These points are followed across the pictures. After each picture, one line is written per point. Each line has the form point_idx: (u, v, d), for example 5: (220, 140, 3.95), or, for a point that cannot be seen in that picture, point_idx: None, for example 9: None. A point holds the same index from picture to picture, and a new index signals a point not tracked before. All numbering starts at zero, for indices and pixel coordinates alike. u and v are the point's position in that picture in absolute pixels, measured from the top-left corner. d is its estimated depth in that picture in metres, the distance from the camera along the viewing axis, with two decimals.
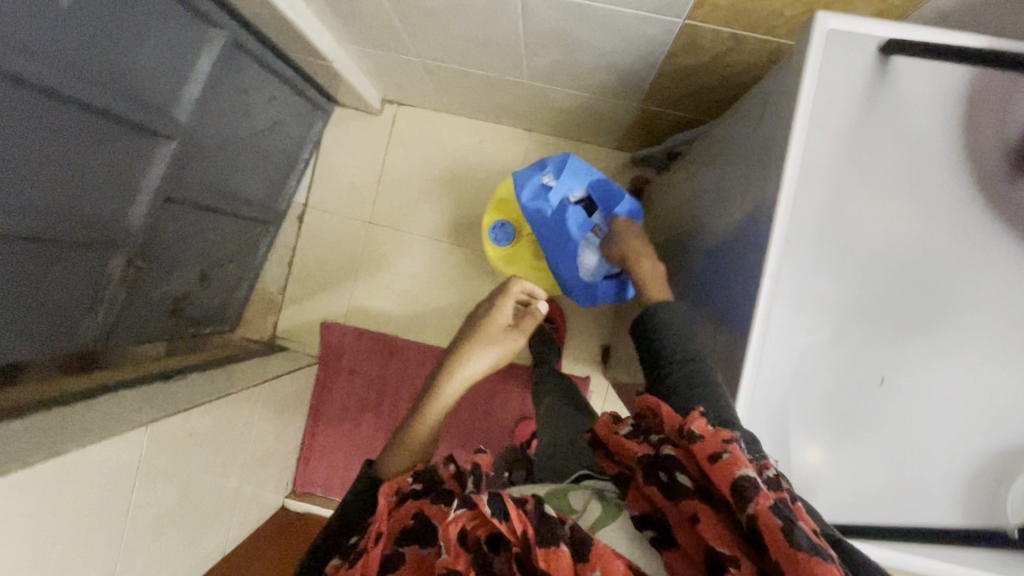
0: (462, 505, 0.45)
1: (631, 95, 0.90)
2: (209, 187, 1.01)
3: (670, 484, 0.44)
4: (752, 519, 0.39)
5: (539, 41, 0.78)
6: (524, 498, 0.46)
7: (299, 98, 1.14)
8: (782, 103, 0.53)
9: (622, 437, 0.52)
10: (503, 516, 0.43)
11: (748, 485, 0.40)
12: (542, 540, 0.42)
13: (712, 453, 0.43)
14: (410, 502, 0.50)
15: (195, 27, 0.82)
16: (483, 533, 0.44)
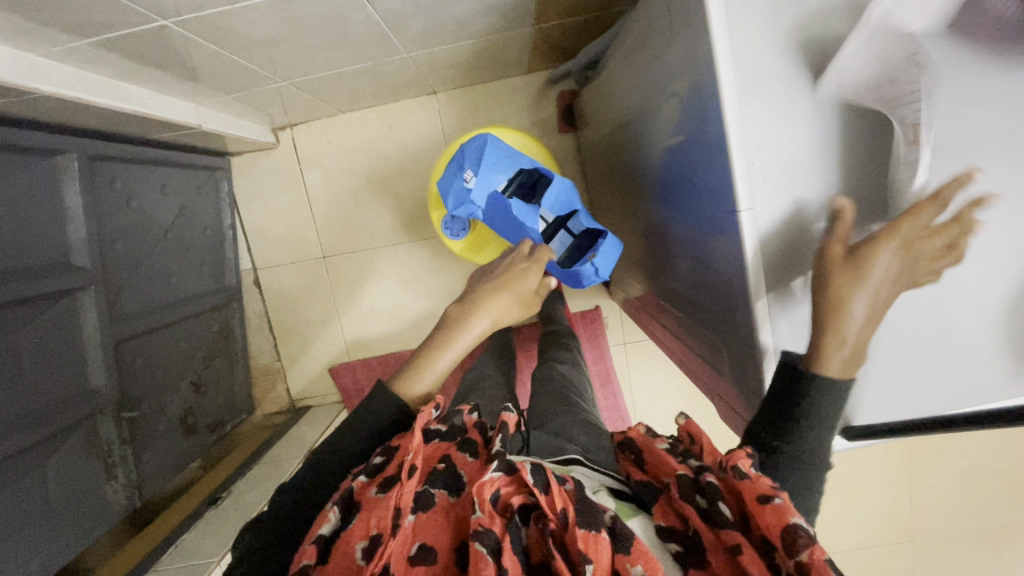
0: (499, 468, 0.42)
1: (520, 24, 0.81)
2: (156, 305, 0.94)
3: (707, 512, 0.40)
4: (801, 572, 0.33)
5: (399, 16, 0.69)
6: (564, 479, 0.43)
7: (188, 169, 1.03)
8: (677, 12, 0.46)
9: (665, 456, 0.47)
10: (543, 488, 0.41)
11: (800, 533, 0.35)
12: (584, 520, 0.38)
13: (762, 495, 0.38)
14: (440, 445, 0.46)
15: (40, 165, 0.73)
16: (517, 501, 0.41)
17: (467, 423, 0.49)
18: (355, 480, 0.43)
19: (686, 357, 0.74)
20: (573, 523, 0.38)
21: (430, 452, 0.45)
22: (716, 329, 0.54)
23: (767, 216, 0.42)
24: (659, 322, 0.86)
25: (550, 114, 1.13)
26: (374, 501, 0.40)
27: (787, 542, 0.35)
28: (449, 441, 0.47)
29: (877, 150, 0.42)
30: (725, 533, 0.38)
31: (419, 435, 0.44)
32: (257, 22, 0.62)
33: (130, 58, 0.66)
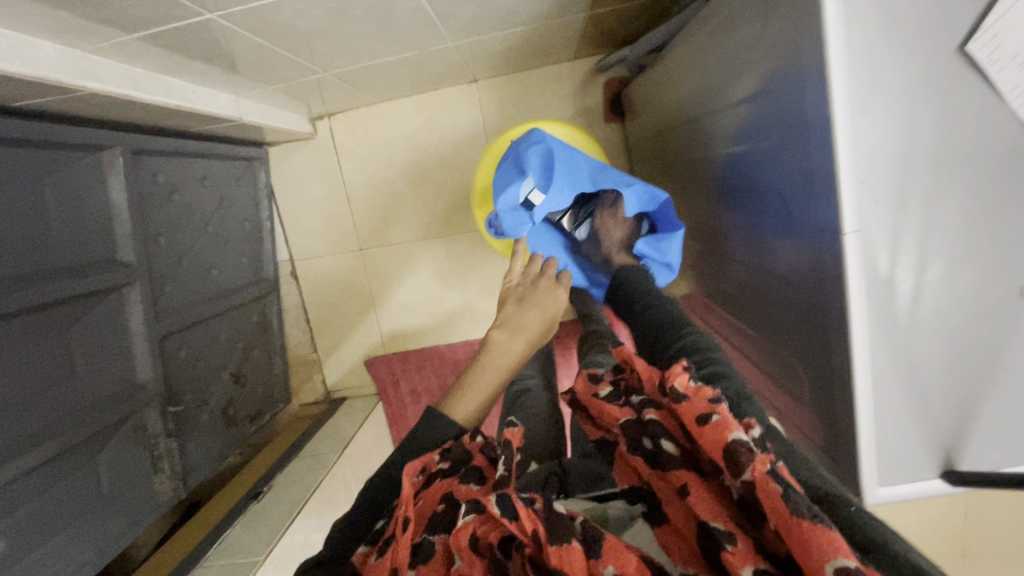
0: (469, 508, 0.38)
1: (573, 9, 0.76)
2: (198, 298, 0.94)
3: (655, 452, 0.38)
4: (750, 492, 0.31)
5: (448, 4, 0.65)
6: (532, 497, 0.39)
7: (227, 160, 1.02)
8: None
9: (599, 399, 0.46)
10: (510, 517, 0.36)
11: (740, 449, 0.32)
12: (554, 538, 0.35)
13: (698, 417, 0.36)
14: (438, 482, 0.43)
15: (86, 160, 0.72)
16: (495, 539, 0.37)
17: (471, 448, 0.44)
18: (360, 551, 0.41)
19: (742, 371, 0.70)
20: (545, 550, 0.35)
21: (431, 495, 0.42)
22: (790, 350, 0.50)
23: (876, 239, 0.37)
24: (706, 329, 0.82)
25: (595, 102, 1.08)
26: (371, 569, 0.38)
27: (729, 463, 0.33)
28: (450, 474, 0.43)
29: (1010, 163, 0.37)
30: (673, 474, 0.36)
31: (405, 484, 0.41)
32: (302, 13, 0.59)
33: (173, 53, 0.64)
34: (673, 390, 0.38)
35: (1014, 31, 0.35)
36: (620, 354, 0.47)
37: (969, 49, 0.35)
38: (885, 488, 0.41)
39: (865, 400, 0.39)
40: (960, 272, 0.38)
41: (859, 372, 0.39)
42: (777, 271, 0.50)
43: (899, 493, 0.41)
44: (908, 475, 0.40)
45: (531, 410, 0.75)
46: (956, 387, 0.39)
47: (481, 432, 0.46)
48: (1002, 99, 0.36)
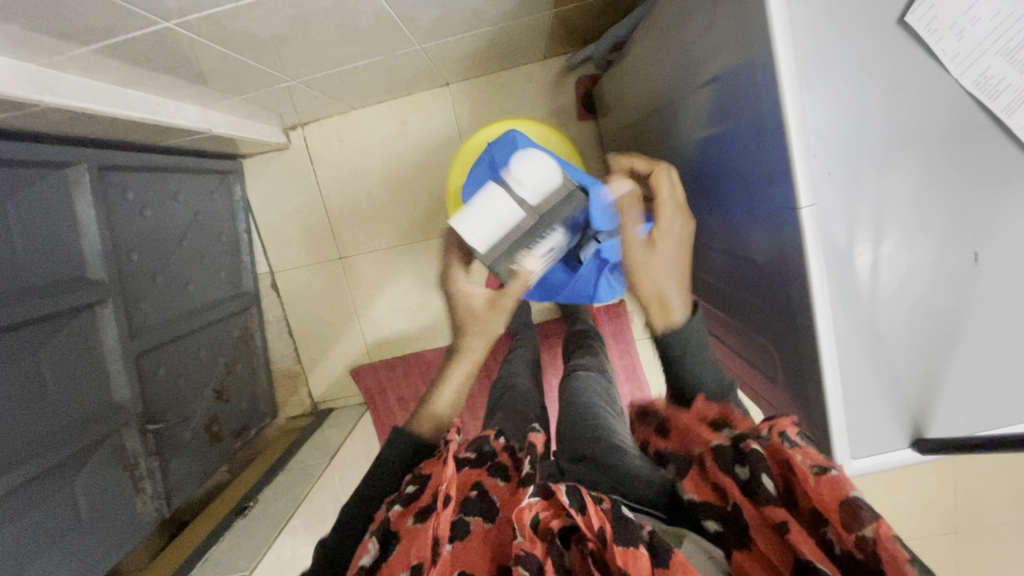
0: (536, 492, 0.41)
1: (537, 8, 0.76)
2: (175, 315, 0.92)
3: (748, 482, 0.39)
4: (866, 547, 0.33)
5: (413, 7, 0.65)
6: (599, 497, 0.42)
7: (200, 174, 1.01)
8: None
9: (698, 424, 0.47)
10: (578, 509, 0.39)
11: (860, 506, 0.34)
12: (622, 539, 0.37)
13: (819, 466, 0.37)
14: (471, 469, 0.45)
15: (51, 178, 0.71)
16: (557, 527, 0.40)
17: (496, 446, 0.48)
18: (392, 510, 0.42)
19: (725, 358, 0.68)
20: (611, 541, 0.37)
21: (463, 476, 0.44)
22: (763, 332, 0.51)
23: (831, 213, 0.38)
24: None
25: (567, 101, 1.09)
26: (412, 532, 0.40)
27: (848, 516, 0.34)
28: (481, 464, 0.45)
29: (959, 131, 0.37)
30: (771, 509, 0.36)
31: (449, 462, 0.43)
32: (265, 21, 0.58)
33: (132, 65, 0.63)
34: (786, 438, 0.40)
35: (950, 1, 0.36)
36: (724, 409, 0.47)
37: (908, 21, 0.36)
38: (858, 460, 0.41)
39: (831, 371, 0.39)
40: (916, 242, 0.38)
41: (823, 344, 0.39)
42: (746, 255, 0.50)
43: (872, 464, 0.41)
44: (879, 445, 0.41)
45: (518, 409, 0.74)
46: (921, 355, 0.40)
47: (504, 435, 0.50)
48: (944, 69, 0.37)
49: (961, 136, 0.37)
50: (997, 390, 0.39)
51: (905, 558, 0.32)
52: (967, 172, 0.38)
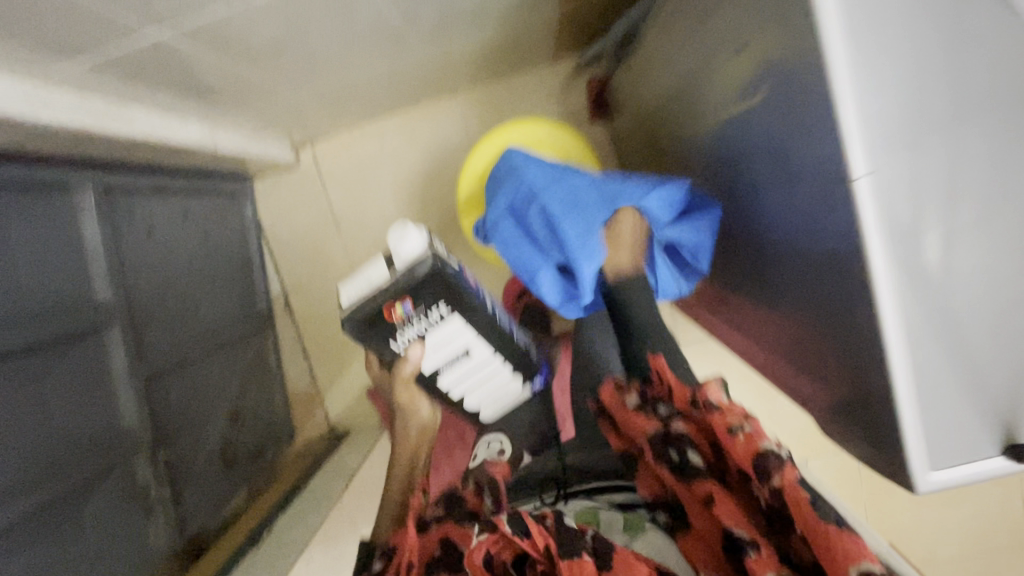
0: (484, 530, 0.49)
1: (543, 5, 0.73)
2: (186, 337, 0.90)
3: (681, 462, 0.52)
4: (779, 496, 0.44)
5: (415, 6, 0.63)
6: (543, 514, 0.50)
7: (209, 196, 1.00)
8: None
9: (630, 411, 0.59)
10: (524, 535, 0.48)
11: (771, 459, 0.45)
12: (566, 554, 0.47)
13: (731, 427, 0.48)
14: (440, 525, 0.51)
15: (56, 202, 0.70)
16: (508, 555, 0.49)
17: (466, 492, 0.55)
18: None
19: (778, 374, 0.60)
20: (556, 558, 0.47)
21: (429, 535, 0.50)
22: (811, 328, 0.45)
23: (891, 183, 0.33)
24: (738, 332, 0.71)
25: (579, 103, 1.05)
26: None
27: (761, 469, 0.45)
28: (447, 516, 0.52)
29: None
30: (699, 486, 0.50)
31: (409, 530, 0.48)
32: (260, 29, 0.56)
33: (130, 81, 0.62)
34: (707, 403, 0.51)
35: None
36: (657, 365, 0.57)
37: None
38: (939, 471, 0.35)
39: (906, 366, 0.34)
40: (992, 211, 0.33)
41: (891, 335, 0.34)
42: (786, 245, 0.45)
43: (954, 477, 0.35)
44: (965, 454, 0.35)
45: None
46: (1012, 345, 0.34)
47: (472, 476, 0.57)
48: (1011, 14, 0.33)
49: None
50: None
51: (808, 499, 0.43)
52: None
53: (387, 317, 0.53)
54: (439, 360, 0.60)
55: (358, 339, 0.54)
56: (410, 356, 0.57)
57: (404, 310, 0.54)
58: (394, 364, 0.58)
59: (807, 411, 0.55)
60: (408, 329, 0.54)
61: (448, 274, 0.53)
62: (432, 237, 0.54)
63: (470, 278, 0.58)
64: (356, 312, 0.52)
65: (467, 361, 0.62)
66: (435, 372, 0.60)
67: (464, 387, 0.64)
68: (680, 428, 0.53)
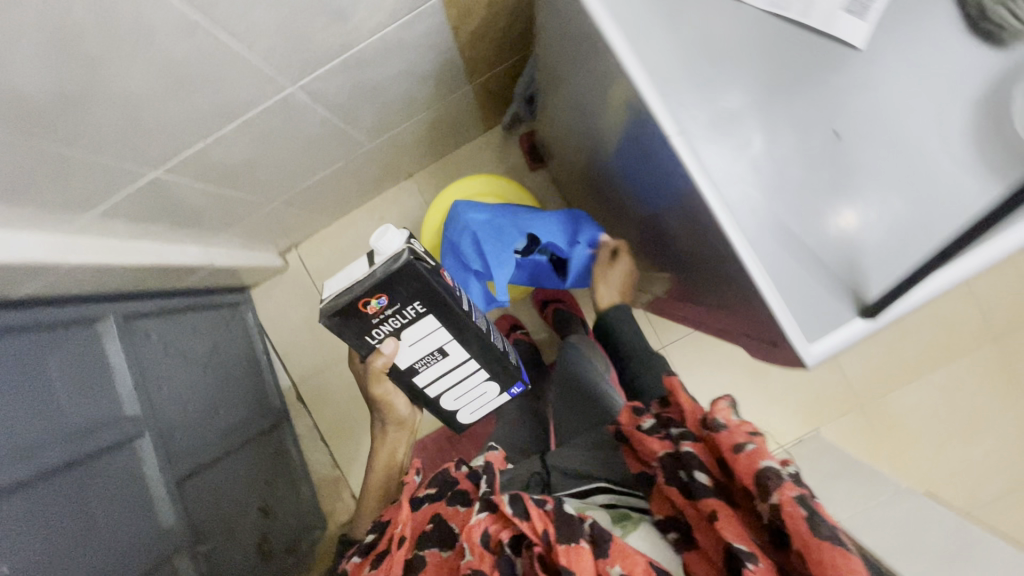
0: (484, 510, 0.57)
1: (459, 85, 0.89)
2: (209, 439, 0.98)
3: (692, 481, 0.57)
4: (777, 507, 0.50)
5: (352, 109, 0.78)
6: (546, 499, 0.58)
7: (212, 310, 1.12)
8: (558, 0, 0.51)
9: (643, 433, 0.65)
10: (524, 518, 0.55)
11: (771, 478, 0.52)
12: (565, 538, 0.53)
13: (739, 446, 0.56)
14: (429, 505, 0.62)
15: (83, 335, 0.81)
16: (505, 535, 0.56)
17: (459, 476, 0.63)
18: (352, 562, 0.61)
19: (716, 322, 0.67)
20: (554, 540, 0.54)
21: (422, 514, 0.62)
22: (708, 270, 0.54)
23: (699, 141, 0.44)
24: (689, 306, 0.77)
25: (517, 158, 1.20)
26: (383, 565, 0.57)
27: (764, 485, 0.52)
28: (439, 498, 0.63)
29: (766, 58, 0.48)
30: (704, 502, 0.55)
31: (404, 511, 0.61)
32: (231, 149, 0.69)
33: (136, 219, 0.75)
34: (717, 423, 0.59)
35: None
36: (672, 384, 0.67)
37: None
38: (816, 344, 0.43)
39: (757, 267, 0.43)
40: None
41: (737, 246, 0.43)
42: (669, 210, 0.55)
43: (829, 344, 0.43)
44: (828, 323, 0.43)
45: None
46: None
47: (466, 463, 0.65)
48: None
49: None
50: (914, 236, 0.45)
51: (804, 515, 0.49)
52: None
53: (361, 309, 0.59)
54: (417, 355, 0.67)
55: (331, 329, 0.59)
56: (384, 347, 0.64)
57: (380, 305, 0.59)
58: (373, 354, 0.64)
59: (742, 345, 0.63)
60: (382, 321, 0.61)
61: (424, 276, 0.58)
62: (410, 237, 0.59)
63: (448, 281, 0.64)
64: (335, 302, 0.57)
65: (444, 359, 0.70)
66: (412, 366, 0.69)
67: (439, 382, 0.73)
68: (689, 448, 0.60)
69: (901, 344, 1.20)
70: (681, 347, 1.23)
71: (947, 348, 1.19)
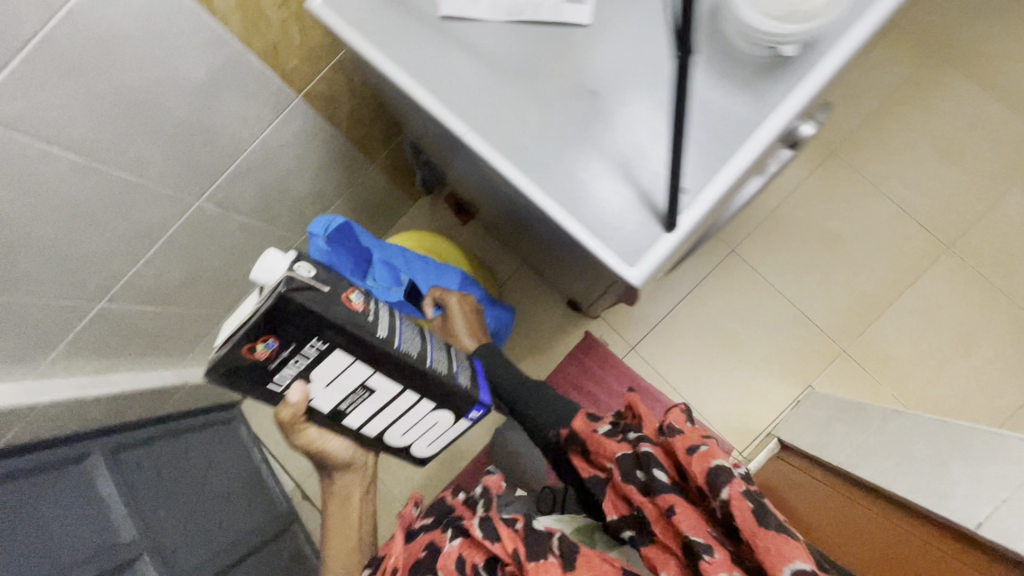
0: (458, 538, 0.60)
1: (361, 166, 1.01)
2: (212, 551, 1.00)
3: (648, 479, 0.59)
4: (728, 504, 0.53)
5: (267, 208, 0.88)
6: (514, 519, 0.59)
7: (203, 429, 1.18)
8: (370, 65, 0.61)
9: (601, 437, 0.68)
10: (495, 540, 0.57)
11: (721, 472, 0.55)
12: (532, 557, 0.55)
13: (692, 448, 0.59)
14: (424, 535, 0.63)
15: (73, 475, 0.88)
16: (479, 559, 0.58)
17: (453, 504, 0.66)
18: None
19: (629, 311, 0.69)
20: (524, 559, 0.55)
21: (416, 544, 0.63)
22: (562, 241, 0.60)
23: (493, 134, 0.52)
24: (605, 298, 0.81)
25: (448, 216, 1.31)
26: None
27: (715, 479, 0.55)
28: (434, 527, 0.64)
29: (526, 41, 0.53)
30: (661, 498, 0.56)
31: (398, 541, 0.63)
32: (162, 271, 0.79)
33: (99, 352, 0.84)
34: (672, 429, 0.63)
35: None
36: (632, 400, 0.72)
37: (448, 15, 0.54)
38: (637, 265, 0.48)
39: (567, 217, 0.49)
40: (557, 108, 0.51)
41: (545, 205, 0.49)
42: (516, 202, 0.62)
43: (646, 264, 0.48)
44: (642, 246, 0.48)
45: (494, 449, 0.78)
46: (617, 168, 0.49)
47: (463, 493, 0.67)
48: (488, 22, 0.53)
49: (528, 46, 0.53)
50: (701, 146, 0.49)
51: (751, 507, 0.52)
52: (545, 60, 0.53)
53: (250, 355, 0.62)
54: (338, 394, 0.70)
55: (222, 377, 0.63)
56: (295, 390, 0.67)
57: (272, 347, 0.62)
58: (285, 401, 0.68)
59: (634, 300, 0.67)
60: (276, 362, 0.63)
61: (300, 304, 0.60)
62: (293, 263, 0.61)
63: (353, 307, 0.64)
64: (219, 350, 0.60)
65: (372, 396, 0.72)
66: (340, 406, 0.72)
67: (375, 421, 0.76)
68: (646, 448, 0.62)
69: (860, 278, 1.20)
70: (651, 343, 1.24)
71: (905, 271, 1.19)
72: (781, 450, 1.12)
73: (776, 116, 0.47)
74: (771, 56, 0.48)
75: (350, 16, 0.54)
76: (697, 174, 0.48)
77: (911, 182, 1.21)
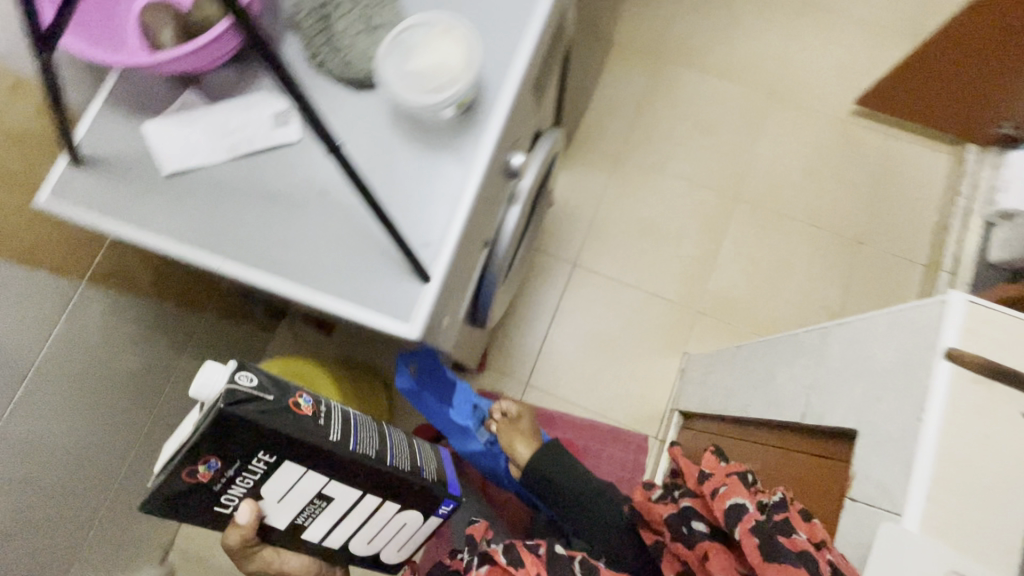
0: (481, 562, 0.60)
1: (187, 325, 0.99)
2: None
3: (693, 530, 0.58)
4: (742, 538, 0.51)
5: (93, 408, 0.83)
6: (539, 544, 0.60)
7: None
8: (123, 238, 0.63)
9: (653, 502, 0.65)
10: (519, 562, 0.57)
11: (741, 510, 0.53)
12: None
13: (715, 490, 0.57)
14: None
15: None
16: None
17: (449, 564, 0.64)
18: None
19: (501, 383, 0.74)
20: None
21: None
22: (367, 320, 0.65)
23: (251, 256, 0.55)
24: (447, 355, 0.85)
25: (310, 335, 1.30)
26: None
27: (735, 516, 0.53)
28: None
29: (254, 170, 0.58)
30: (700, 545, 0.56)
31: None
32: (27, 504, 0.73)
33: None
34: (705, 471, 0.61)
35: (180, 147, 0.58)
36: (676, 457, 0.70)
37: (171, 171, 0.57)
38: (410, 322, 0.53)
39: (338, 304, 0.53)
40: (300, 214, 0.56)
41: (315, 301, 0.54)
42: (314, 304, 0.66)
43: (418, 317, 0.53)
44: (411, 303, 0.53)
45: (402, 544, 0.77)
46: (368, 247, 0.55)
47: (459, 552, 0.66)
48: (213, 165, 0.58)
49: (258, 172, 0.58)
50: (429, 204, 0.55)
51: (762, 542, 0.50)
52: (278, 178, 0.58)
53: (191, 478, 0.56)
54: (293, 506, 0.64)
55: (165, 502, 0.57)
56: (245, 510, 0.61)
57: (213, 467, 0.56)
58: (233, 522, 0.62)
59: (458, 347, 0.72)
60: (217, 477, 0.57)
61: (247, 419, 0.54)
62: (234, 373, 0.55)
63: (304, 412, 0.58)
64: (157, 478, 0.56)
65: (330, 507, 0.66)
66: (298, 522, 0.66)
67: (339, 529, 0.69)
68: (689, 502, 0.61)
69: (683, 247, 1.37)
70: (542, 374, 1.30)
71: (713, 229, 1.38)
72: (684, 419, 1.20)
73: (481, 161, 0.55)
74: (459, 114, 0.57)
75: (82, 204, 0.56)
76: (433, 230, 0.55)
77: (684, 156, 1.43)
